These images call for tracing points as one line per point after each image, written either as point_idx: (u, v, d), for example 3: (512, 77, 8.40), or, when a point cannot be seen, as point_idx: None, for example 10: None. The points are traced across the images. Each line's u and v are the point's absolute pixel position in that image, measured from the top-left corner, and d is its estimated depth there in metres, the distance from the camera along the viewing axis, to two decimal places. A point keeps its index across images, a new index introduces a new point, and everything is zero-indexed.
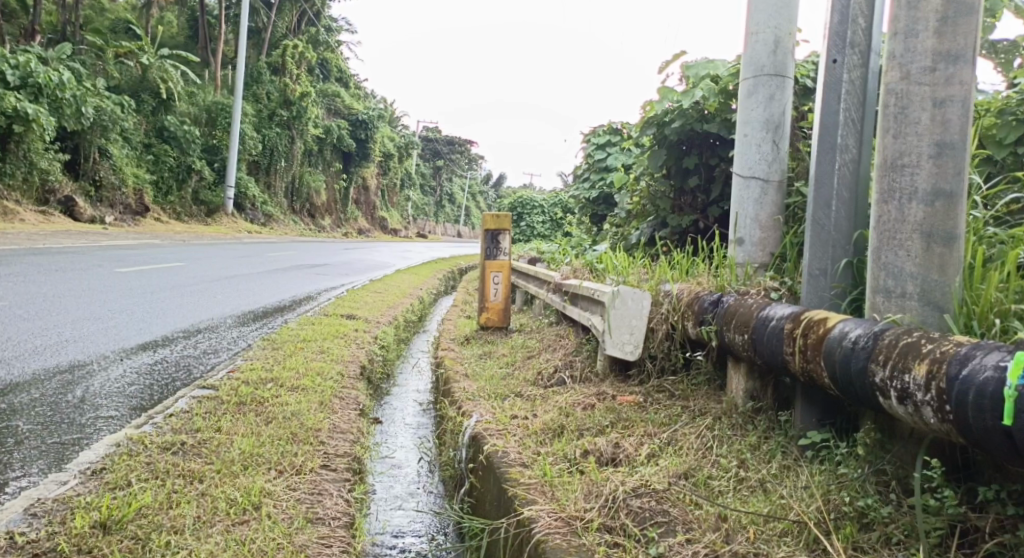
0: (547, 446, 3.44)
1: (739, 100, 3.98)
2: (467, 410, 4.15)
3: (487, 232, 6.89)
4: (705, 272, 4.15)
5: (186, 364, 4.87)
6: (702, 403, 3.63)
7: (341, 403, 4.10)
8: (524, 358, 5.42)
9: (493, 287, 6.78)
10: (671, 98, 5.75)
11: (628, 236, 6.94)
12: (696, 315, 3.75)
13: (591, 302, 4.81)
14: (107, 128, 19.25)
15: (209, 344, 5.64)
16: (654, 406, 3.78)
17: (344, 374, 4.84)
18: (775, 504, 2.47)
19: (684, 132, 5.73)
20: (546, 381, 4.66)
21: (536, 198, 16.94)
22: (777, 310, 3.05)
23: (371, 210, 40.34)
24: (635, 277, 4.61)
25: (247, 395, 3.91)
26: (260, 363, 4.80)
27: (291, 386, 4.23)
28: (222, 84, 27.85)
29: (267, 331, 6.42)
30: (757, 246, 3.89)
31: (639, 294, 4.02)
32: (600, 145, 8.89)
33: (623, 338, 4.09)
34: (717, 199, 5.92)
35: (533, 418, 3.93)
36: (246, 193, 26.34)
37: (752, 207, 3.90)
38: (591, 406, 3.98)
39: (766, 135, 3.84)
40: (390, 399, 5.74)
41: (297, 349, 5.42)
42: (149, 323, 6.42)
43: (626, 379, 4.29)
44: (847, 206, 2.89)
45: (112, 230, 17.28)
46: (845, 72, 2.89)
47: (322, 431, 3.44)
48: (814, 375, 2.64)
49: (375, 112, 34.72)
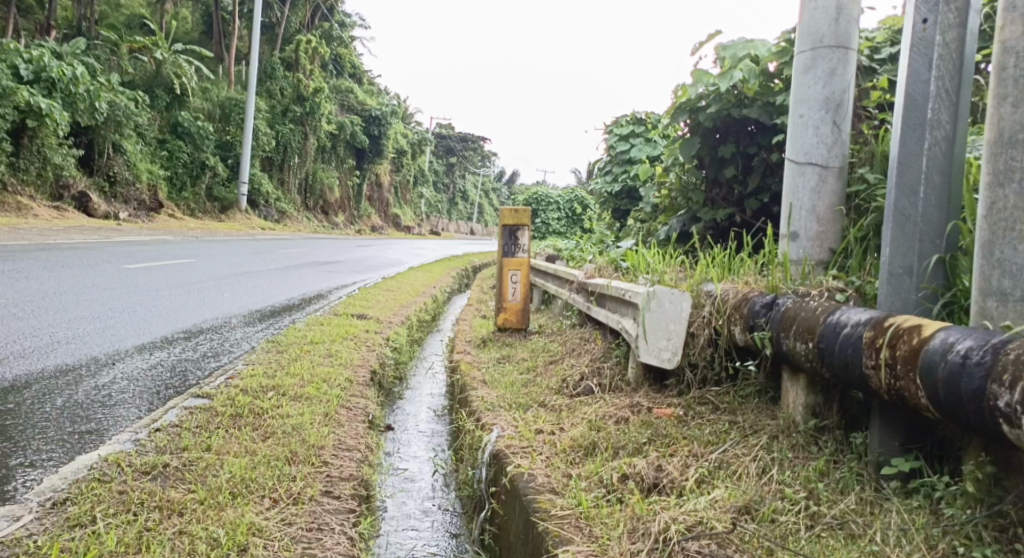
0: (579, 466, 3.01)
1: (793, 77, 3.65)
2: (487, 422, 3.73)
3: (504, 228, 6.45)
4: (753, 270, 3.73)
5: (183, 368, 4.47)
6: (752, 419, 3.21)
7: (348, 414, 3.70)
8: (547, 363, 5.00)
9: (511, 287, 6.37)
10: (706, 81, 5.35)
11: (655, 230, 6.53)
12: (745, 319, 3.33)
13: (620, 302, 4.40)
14: (122, 124, 18.98)
15: (210, 347, 5.24)
16: (697, 421, 3.37)
17: (352, 380, 4.44)
18: (865, 553, 2.08)
19: (719, 117, 5.33)
20: (572, 389, 4.26)
21: (551, 193, 16.44)
22: (851, 315, 2.62)
23: (385, 207, 40.05)
24: (671, 275, 4.19)
25: (243, 406, 3.51)
26: (262, 369, 4.40)
27: (293, 395, 3.83)
28: (235, 79, 27.58)
29: (273, 333, 6.02)
30: (814, 241, 3.51)
31: (678, 295, 3.60)
32: (623, 136, 8.38)
33: (660, 343, 3.67)
34: (754, 191, 5.49)
35: (560, 432, 3.51)
36: (259, 190, 26.05)
37: (808, 197, 3.53)
38: (625, 420, 3.57)
39: (826, 114, 3.50)
40: (401, 405, 5.34)
41: (303, 353, 5.02)
42: (149, 323, 6.04)
43: (662, 389, 3.87)
44: (937, 193, 2.53)
45: (124, 226, 16.98)
46: (937, 34, 2.51)
47: (325, 448, 3.03)
48: (905, 394, 2.22)
49: (389, 109, 34.40)
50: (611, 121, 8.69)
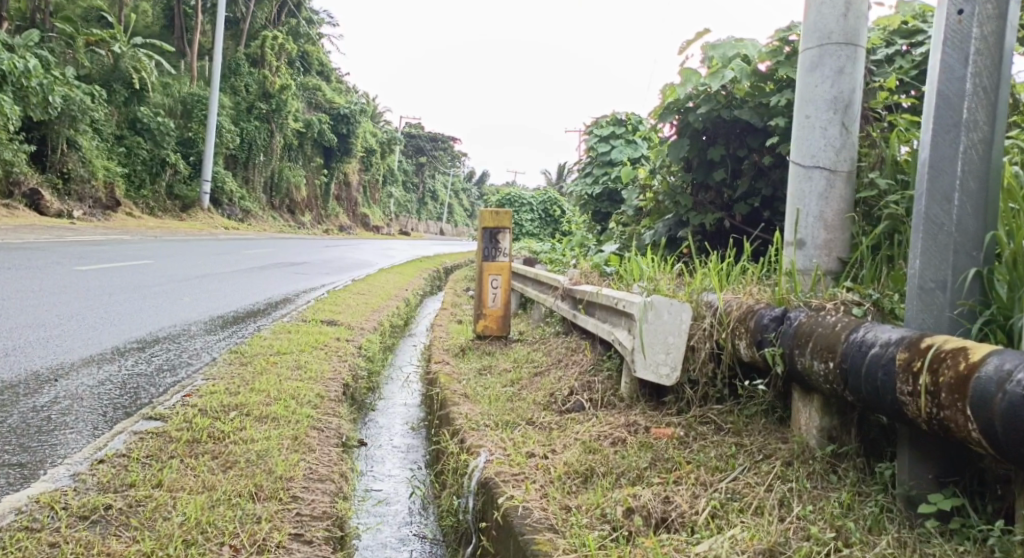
0: (576, 497, 2.78)
1: (798, 74, 3.40)
2: (472, 445, 3.46)
3: (484, 230, 6.15)
4: (756, 280, 3.52)
5: (134, 386, 4.11)
6: (760, 442, 2.98)
7: (320, 437, 3.40)
8: (531, 376, 4.73)
9: (491, 293, 6.11)
10: (695, 80, 5.11)
11: (639, 235, 6.30)
12: (751, 333, 3.10)
13: (611, 312, 4.17)
14: (77, 119, 18.41)
15: (166, 359, 4.89)
16: (700, 442, 3.14)
17: (323, 396, 4.15)
18: None
19: (710, 118, 5.10)
20: (561, 405, 4.02)
21: (524, 195, 16.15)
22: (879, 333, 2.39)
23: (353, 207, 39.49)
24: (666, 283, 3.96)
25: (202, 430, 3.21)
26: (224, 384, 4.08)
27: (260, 415, 3.54)
28: (199, 76, 26.93)
29: (236, 342, 5.68)
30: (822, 249, 3.26)
31: (678, 306, 3.38)
32: (604, 137, 8.29)
33: (658, 357, 3.45)
34: (744, 194, 5.26)
35: (552, 455, 3.27)
36: (223, 188, 25.47)
37: (815, 203, 3.29)
38: (622, 441, 3.34)
39: (834, 115, 3.26)
40: (375, 419, 5.06)
41: (269, 365, 4.70)
42: (100, 331, 5.67)
43: (659, 406, 3.65)
44: (974, 200, 2.30)
45: (78, 225, 16.39)
46: (975, 26, 2.27)
47: (295, 481, 2.79)
48: (950, 425, 2.01)
49: (358, 107, 33.93)
50: (590, 121, 8.48)
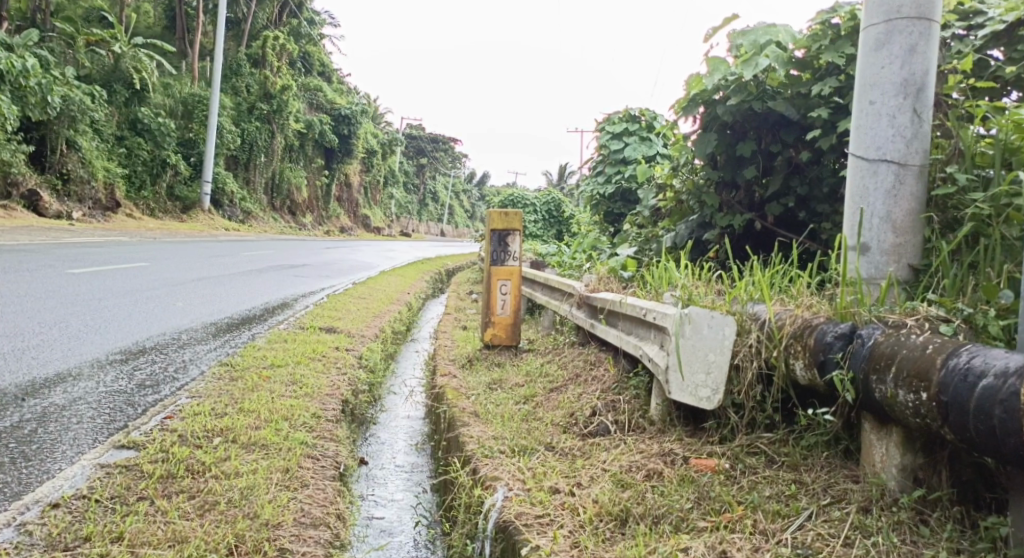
0: (613, 551, 2.38)
1: (859, 54, 2.97)
2: (487, 477, 3.03)
3: (492, 232, 5.68)
4: (808, 292, 3.10)
5: (111, 405, 3.70)
6: (824, 480, 2.59)
7: (315, 467, 2.99)
8: (547, 392, 4.31)
9: (500, 299, 5.67)
10: (723, 70, 4.67)
11: (658, 237, 5.88)
12: (811, 352, 2.68)
13: (638, 323, 3.75)
14: (77, 119, 18.04)
15: (148, 374, 4.46)
16: (750, 478, 2.74)
17: (320, 416, 3.73)
18: None
19: (740, 111, 4.68)
20: (583, 427, 3.61)
21: (529, 196, 15.68)
22: (992, 359, 1.99)
23: (354, 208, 39.07)
24: (701, 290, 3.53)
25: (179, 462, 2.78)
26: (210, 404, 3.66)
27: (246, 443, 3.11)
28: (200, 76, 26.52)
29: (228, 353, 5.25)
30: (889, 255, 2.85)
31: (720, 319, 2.98)
32: (616, 134, 7.82)
33: (697, 378, 3.04)
34: (776, 194, 4.84)
35: (580, 491, 2.86)
36: (223, 189, 25.05)
37: (882, 201, 2.87)
38: (658, 475, 2.94)
39: (905, 101, 2.84)
40: (375, 434, 4.63)
41: (261, 381, 4.26)
42: (81, 341, 5.25)
43: (697, 431, 3.23)
44: None
45: (75, 226, 15.96)
46: None
47: (283, 530, 2.38)
48: None
49: (359, 107, 33.50)
50: (602, 117, 8.04)
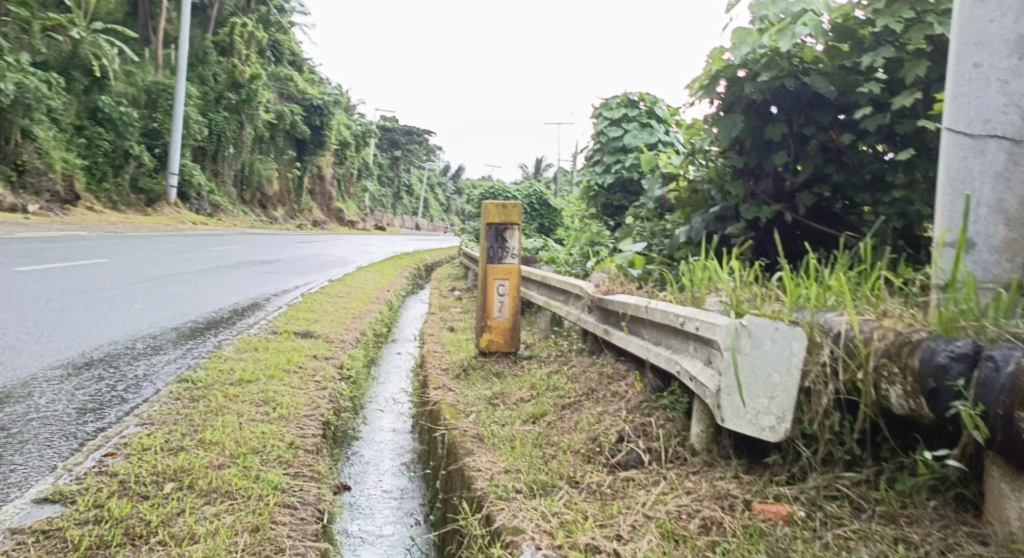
0: None
1: (957, 7, 2.50)
2: (505, 529, 2.48)
3: (488, 227, 5.09)
4: (893, 301, 2.56)
5: (41, 438, 3.08)
6: (940, 539, 2.08)
7: (292, 522, 2.41)
8: (559, 409, 3.75)
9: (497, 301, 5.12)
10: (750, 40, 4.05)
11: (667, 232, 5.33)
12: (915, 377, 2.14)
13: (672, 333, 3.19)
14: (33, 108, 17.20)
15: (92, 394, 3.82)
16: (837, 533, 2.21)
17: (296, 445, 3.13)
18: None
19: (772, 88, 4.05)
20: (610, 454, 3.06)
21: (509, 189, 15.06)
22: None
23: (327, 201, 38.24)
24: (751, 296, 2.97)
25: (117, 526, 2.23)
26: (164, 435, 3.05)
27: (204, 491, 2.51)
28: (165, 64, 25.56)
29: (189, 365, 4.63)
30: (1001, 253, 2.37)
31: (786, 332, 2.43)
32: (615, 121, 7.24)
33: (759, 404, 2.48)
34: (810, 182, 4.31)
35: (622, 547, 2.32)
36: (190, 181, 24.17)
37: (991, 185, 2.40)
38: (716, 525, 2.38)
39: (1020, 62, 2.38)
40: (359, 453, 4.05)
41: (228, 401, 3.66)
42: (19, 353, 4.60)
43: (754, 466, 2.68)
44: None
45: (34, 220, 15.16)
46: None
47: None
48: None
49: (331, 98, 32.63)
50: (600, 101, 7.43)
